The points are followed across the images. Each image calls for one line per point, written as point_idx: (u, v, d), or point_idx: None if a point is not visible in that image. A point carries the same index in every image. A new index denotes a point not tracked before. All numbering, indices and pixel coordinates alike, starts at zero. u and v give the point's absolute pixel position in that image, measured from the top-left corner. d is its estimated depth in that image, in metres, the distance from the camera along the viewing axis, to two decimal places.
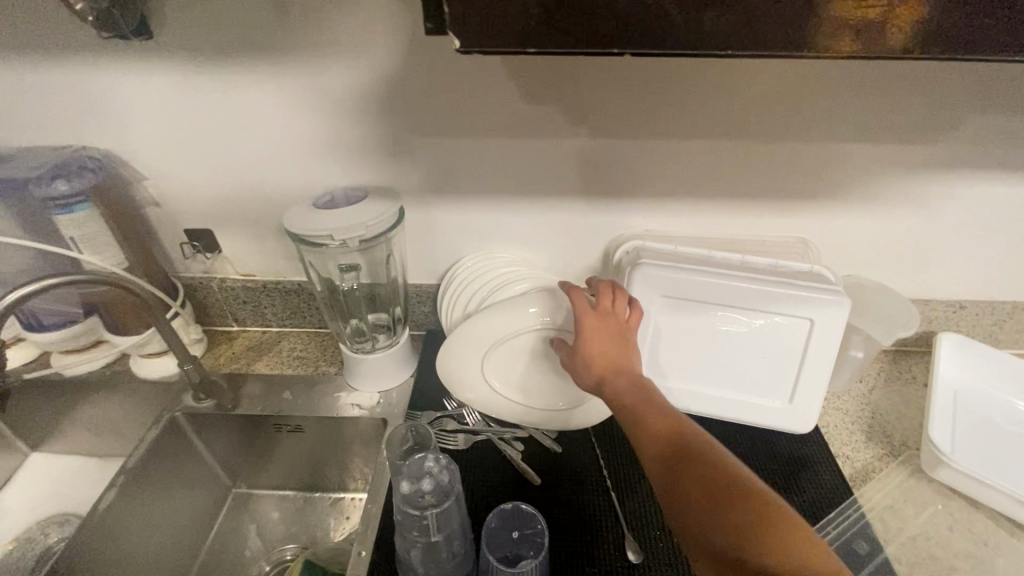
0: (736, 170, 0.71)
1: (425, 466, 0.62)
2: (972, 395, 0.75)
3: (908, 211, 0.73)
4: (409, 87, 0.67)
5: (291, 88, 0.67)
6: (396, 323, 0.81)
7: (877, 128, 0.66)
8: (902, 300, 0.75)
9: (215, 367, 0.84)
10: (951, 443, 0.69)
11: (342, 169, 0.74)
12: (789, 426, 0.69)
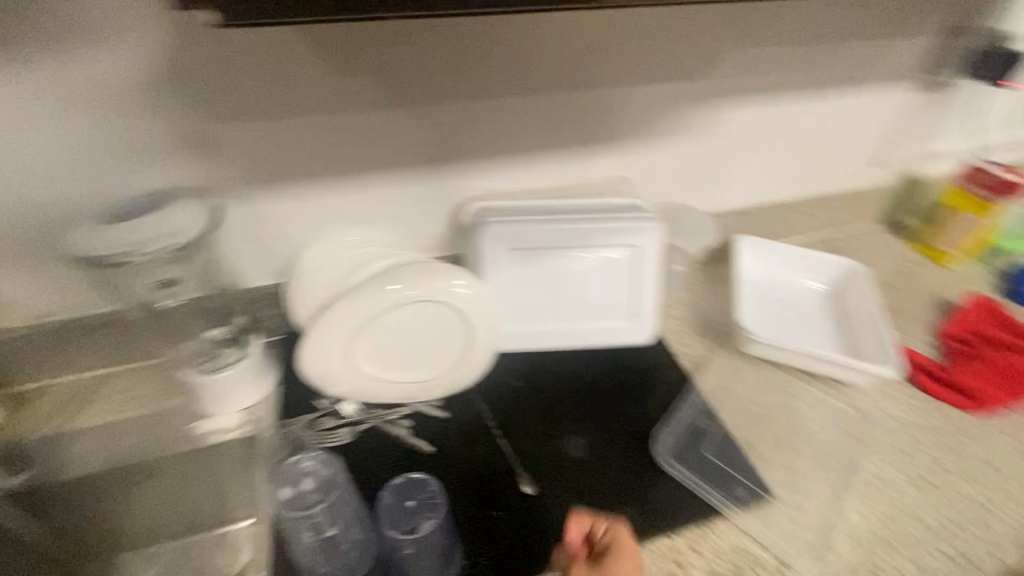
0: (556, 121, 0.76)
1: (302, 466, 0.60)
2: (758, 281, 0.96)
3: (695, 140, 0.86)
4: (199, 67, 0.58)
5: (38, 81, 0.54)
6: (243, 333, 0.72)
7: (663, 70, 0.76)
8: (696, 216, 0.90)
9: (12, 438, 0.66)
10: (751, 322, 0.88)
11: (135, 172, 0.62)
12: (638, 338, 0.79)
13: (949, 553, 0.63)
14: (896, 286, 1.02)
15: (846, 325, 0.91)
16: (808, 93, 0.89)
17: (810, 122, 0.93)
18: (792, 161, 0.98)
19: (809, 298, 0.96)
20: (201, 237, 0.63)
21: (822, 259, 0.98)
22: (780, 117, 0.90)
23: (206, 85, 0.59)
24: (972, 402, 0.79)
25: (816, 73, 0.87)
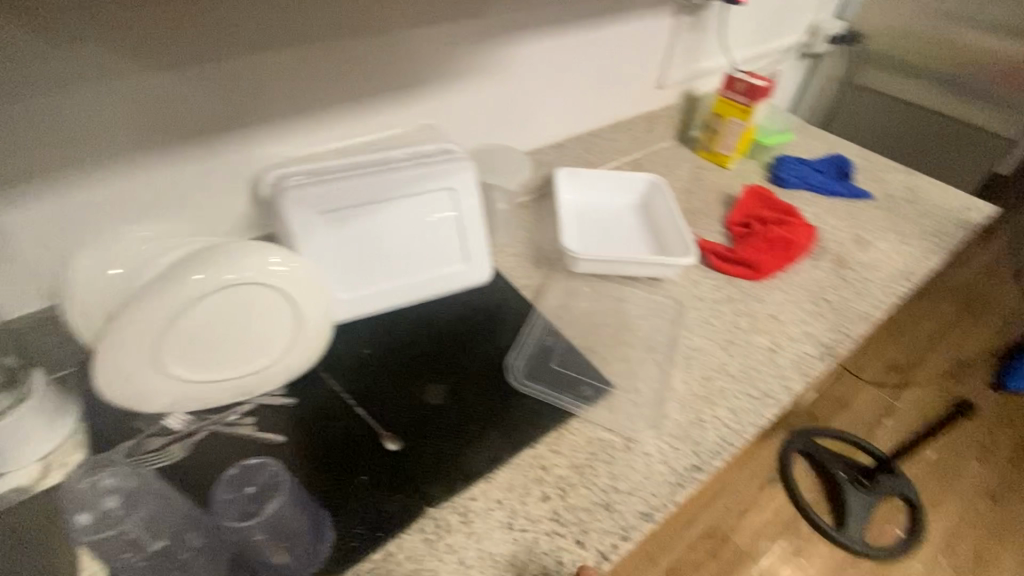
0: (342, 74, 0.75)
1: (102, 486, 0.50)
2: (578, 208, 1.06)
3: (490, 79, 0.90)
4: None
5: None
6: (15, 372, 0.60)
7: (441, 11, 0.77)
8: (514, 154, 0.92)
9: None
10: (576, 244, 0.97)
11: None
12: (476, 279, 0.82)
13: (751, 392, 0.77)
14: (693, 191, 1.18)
15: (655, 229, 1.04)
16: (585, 25, 0.96)
17: (593, 53, 1.01)
18: (586, 92, 1.06)
19: (624, 214, 1.08)
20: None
21: (629, 178, 1.10)
22: (565, 50, 0.96)
23: None
24: (754, 272, 0.95)
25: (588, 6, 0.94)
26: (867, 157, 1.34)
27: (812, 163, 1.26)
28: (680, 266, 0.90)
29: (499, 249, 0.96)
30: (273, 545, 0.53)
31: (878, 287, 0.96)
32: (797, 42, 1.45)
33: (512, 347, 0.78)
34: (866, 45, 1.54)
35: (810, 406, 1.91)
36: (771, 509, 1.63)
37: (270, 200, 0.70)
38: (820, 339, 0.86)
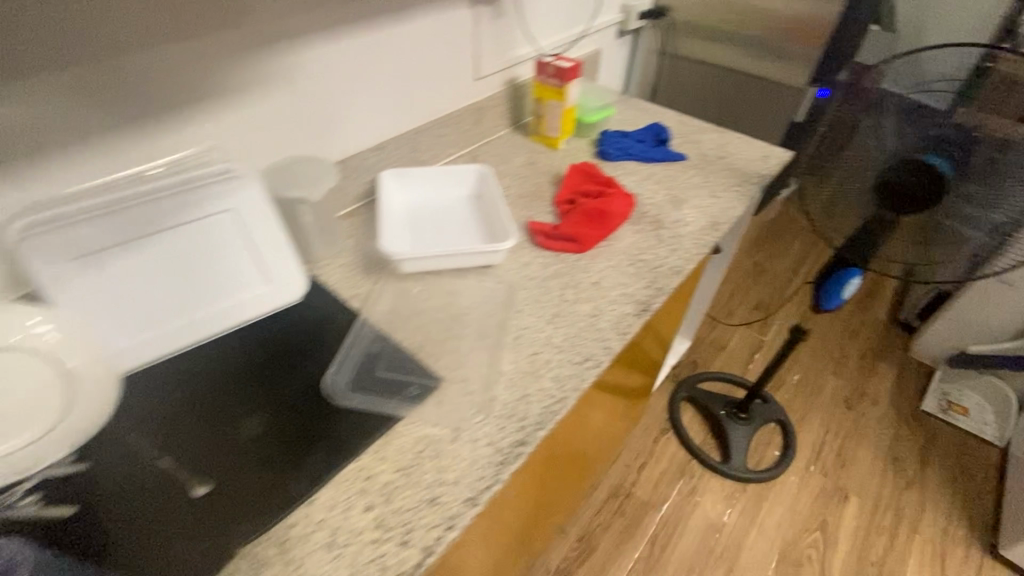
0: (92, 106, 0.71)
1: None
2: (406, 211, 1.06)
3: (280, 91, 0.88)
4: None
5: None
6: None
7: (196, 27, 0.75)
8: (319, 163, 0.90)
9: None
10: (402, 248, 0.98)
11: None
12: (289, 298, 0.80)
13: (574, 359, 0.81)
14: (525, 175, 1.22)
15: (483, 217, 1.07)
16: (374, 25, 0.96)
17: (391, 51, 1.01)
18: (397, 92, 1.06)
19: (453, 207, 1.10)
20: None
21: (455, 172, 1.13)
22: (358, 51, 0.96)
23: None
24: (577, 246, 1.00)
25: (370, 5, 0.93)
26: (683, 122, 1.46)
27: (633, 134, 1.35)
28: (502, 250, 0.93)
29: (325, 263, 0.93)
30: None
31: (688, 242, 1.06)
32: (609, 21, 1.54)
33: (332, 361, 0.76)
34: (673, 18, 1.67)
35: (690, 356, 2.06)
36: (667, 457, 1.75)
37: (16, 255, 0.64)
38: (637, 297, 0.92)
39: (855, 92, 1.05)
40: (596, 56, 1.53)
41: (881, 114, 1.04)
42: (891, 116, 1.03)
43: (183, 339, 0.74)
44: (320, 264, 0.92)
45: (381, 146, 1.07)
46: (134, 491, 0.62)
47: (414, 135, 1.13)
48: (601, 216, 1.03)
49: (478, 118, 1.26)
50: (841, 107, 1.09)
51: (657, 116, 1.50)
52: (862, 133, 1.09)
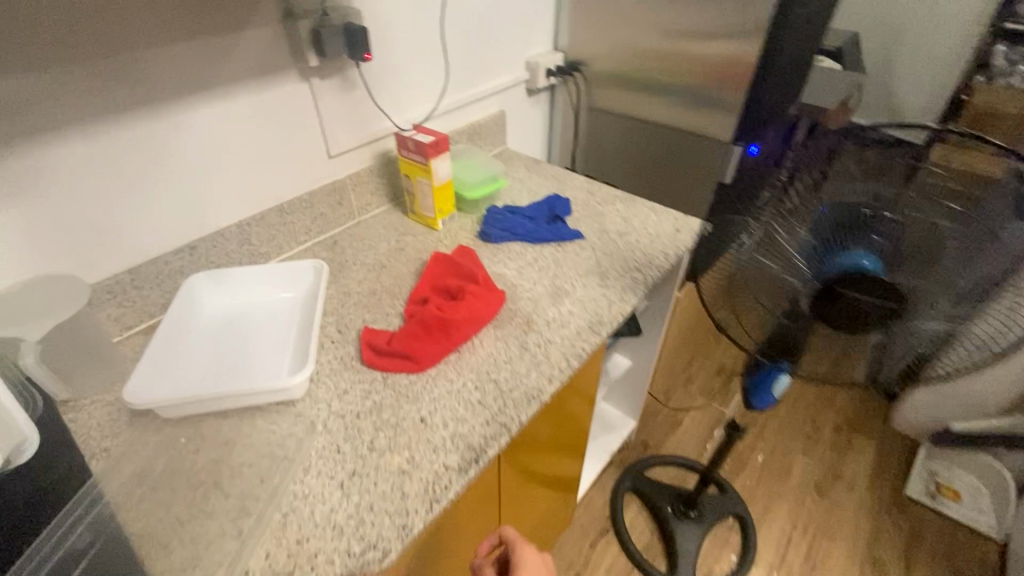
0: None
1: None
2: (212, 326, 0.89)
3: (15, 198, 0.71)
4: None
5: None
6: None
7: None
8: (74, 283, 0.76)
9: None
10: (182, 378, 0.78)
11: None
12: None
13: (350, 547, 0.60)
14: (387, 264, 1.04)
15: (304, 324, 0.88)
16: (141, 114, 0.79)
17: (179, 142, 0.84)
18: (196, 186, 0.89)
19: (277, 312, 0.92)
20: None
21: (285, 267, 0.96)
22: (121, 146, 0.78)
23: None
24: (414, 364, 0.80)
25: (131, 92, 0.76)
26: (591, 191, 1.28)
27: (524, 210, 1.18)
28: (302, 380, 0.75)
29: (83, 404, 0.75)
30: None
31: (557, 353, 0.84)
32: (509, 79, 1.39)
33: (8, 569, 0.51)
34: (589, 71, 1.52)
35: (641, 435, 1.83)
36: (605, 566, 1.51)
37: None
38: (469, 439, 0.72)
39: (806, 186, 0.83)
40: (495, 118, 1.37)
41: (801, 213, 0.82)
42: (817, 220, 0.82)
43: None
44: (74, 406, 0.74)
45: (190, 248, 0.91)
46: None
47: (241, 229, 0.97)
48: (449, 326, 0.83)
49: (337, 201, 1.10)
50: (779, 189, 0.85)
51: (563, 183, 1.32)
52: (800, 219, 0.83)
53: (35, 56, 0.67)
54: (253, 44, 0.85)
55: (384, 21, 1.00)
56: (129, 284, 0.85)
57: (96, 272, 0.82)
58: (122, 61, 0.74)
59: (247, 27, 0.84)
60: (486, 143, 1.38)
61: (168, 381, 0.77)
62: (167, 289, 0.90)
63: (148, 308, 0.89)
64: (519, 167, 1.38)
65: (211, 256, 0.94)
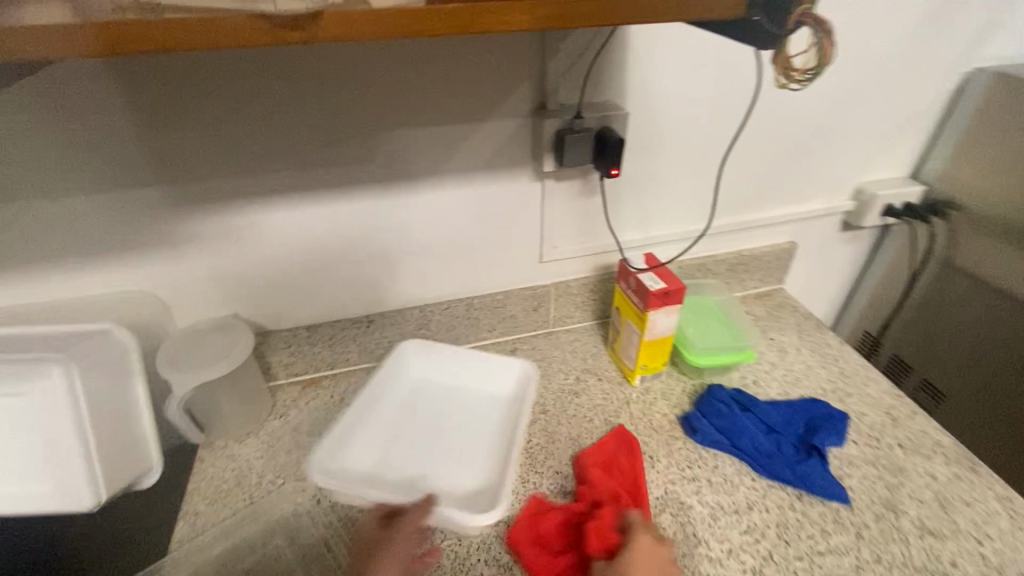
0: (35, 233, 0.66)
1: None
2: (423, 385, 0.84)
3: (230, 247, 0.74)
4: None
5: None
6: None
7: (121, 177, 0.65)
8: (243, 339, 0.73)
9: None
10: (379, 444, 0.75)
11: None
12: (66, 506, 0.60)
13: None
14: (551, 410, 0.83)
15: (503, 439, 0.76)
16: (360, 193, 0.74)
17: (389, 223, 0.78)
18: (393, 265, 0.83)
19: (476, 403, 0.81)
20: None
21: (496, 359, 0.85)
22: (336, 219, 0.76)
23: None
24: None
25: (357, 170, 0.72)
26: (895, 414, 0.81)
27: (763, 404, 0.80)
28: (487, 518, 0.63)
29: (216, 447, 0.77)
30: None
31: None
32: (822, 206, 1.00)
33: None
34: (965, 217, 1.00)
35: None
36: None
37: None
38: None
39: None
40: (779, 251, 1.00)
41: None
42: None
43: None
44: (207, 448, 0.76)
45: (368, 321, 0.87)
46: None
47: (422, 314, 0.88)
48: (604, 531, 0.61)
49: (533, 308, 0.92)
50: None
51: (851, 379, 0.87)
52: None
53: (281, 127, 0.66)
54: (491, 137, 0.74)
55: (657, 125, 0.79)
56: (304, 339, 0.84)
57: (286, 320, 0.84)
58: (356, 140, 0.70)
59: (490, 117, 0.72)
60: (752, 279, 1.03)
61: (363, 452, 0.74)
62: (336, 351, 0.87)
63: (314, 364, 0.88)
64: (790, 326, 0.98)
65: (385, 334, 0.88)
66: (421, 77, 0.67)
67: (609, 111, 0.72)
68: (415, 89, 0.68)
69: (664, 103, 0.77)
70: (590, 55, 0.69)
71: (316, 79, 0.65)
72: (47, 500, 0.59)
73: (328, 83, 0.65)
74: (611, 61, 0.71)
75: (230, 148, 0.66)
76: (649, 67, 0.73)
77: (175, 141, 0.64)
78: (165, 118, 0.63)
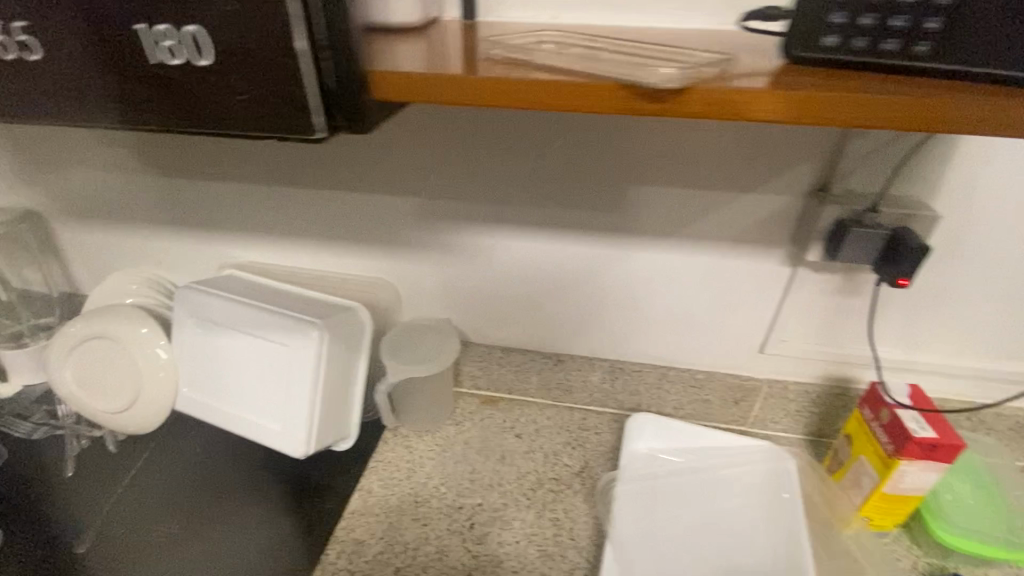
0: (336, 216, 0.80)
1: (20, 424, 0.83)
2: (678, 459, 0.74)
3: (467, 260, 0.80)
4: (35, 136, 0.80)
5: None
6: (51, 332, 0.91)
7: (403, 185, 0.75)
8: (450, 345, 0.78)
9: None
10: (635, 524, 0.67)
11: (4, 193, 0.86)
12: (291, 448, 0.71)
13: None
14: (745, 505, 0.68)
15: (782, 527, 0.65)
16: (592, 237, 0.74)
17: (611, 273, 0.77)
18: (596, 316, 0.81)
19: (743, 478, 0.72)
20: (11, 229, 0.87)
21: (743, 444, 0.76)
22: (560, 256, 0.77)
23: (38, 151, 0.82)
24: None
25: (599, 219, 0.72)
26: None
27: None
28: None
29: (399, 434, 0.83)
30: None
31: None
32: None
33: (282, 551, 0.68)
34: None
35: None
36: None
37: (195, 303, 0.75)
38: None
39: None
40: None
41: None
42: None
43: (228, 425, 0.74)
44: (392, 432, 0.83)
45: (557, 360, 0.86)
46: (91, 514, 0.71)
47: (612, 368, 0.84)
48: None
49: (734, 399, 0.82)
50: None
51: None
52: None
53: (543, 167, 0.70)
54: (751, 211, 0.67)
55: (965, 236, 0.64)
56: (497, 359, 0.87)
57: (487, 338, 0.88)
58: (610, 190, 0.70)
59: (758, 190, 0.65)
60: None
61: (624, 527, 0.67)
62: (520, 378, 0.88)
63: (495, 384, 0.89)
64: None
65: (570, 379, 0.86)
66: (694, 140, 0.64)
67: (911, 211, 0.60)
68: (684, 151, 0.65)
69: (986, 213, 0.62)
70: (907, 143, 0.58)
71: (590, 127, 0.65)
72: (281, 440, 0.71)
73: (603, 131, 0.65)
74: (928, 156, 0.59)
75: (491, 176, 0.72)
76: (986, 169, 0.59)
77: (453, 164, 0.72)
78: (451, 142, 0.70)
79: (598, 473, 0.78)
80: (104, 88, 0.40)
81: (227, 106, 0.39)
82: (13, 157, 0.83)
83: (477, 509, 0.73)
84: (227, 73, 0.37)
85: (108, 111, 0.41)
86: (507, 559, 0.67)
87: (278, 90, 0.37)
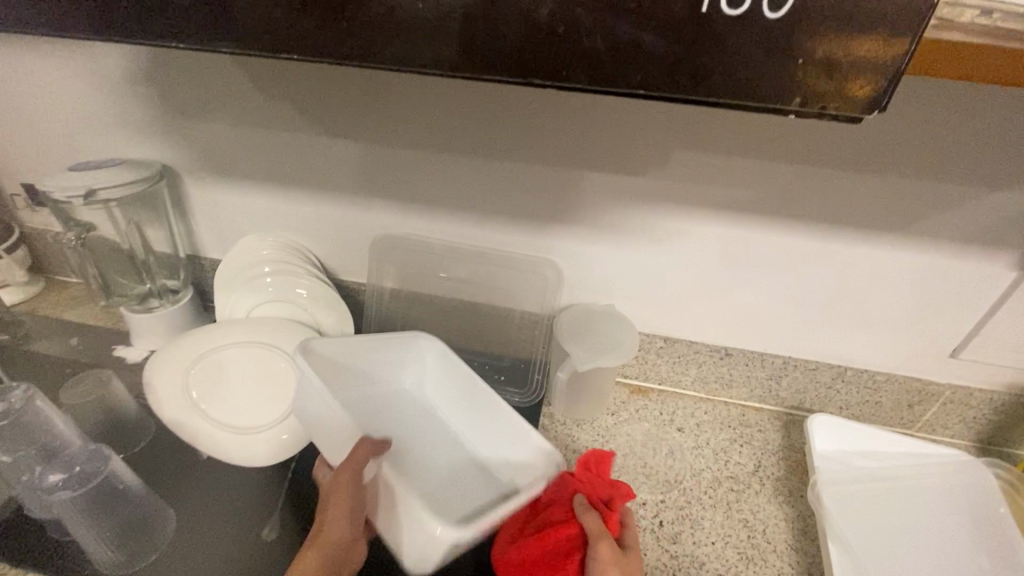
0: (507, 189, 0.72)
1: None
2: (871, 459, 0.72)
3: (649, 245, 0.73)
4: (179, 81, 0.72)
5: (81, 76, 0.73)
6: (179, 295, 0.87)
7: (596, 159, 0.67)
8: (629, 332, 0.75)
9: (33, 310, 0.91)
10: (849, 530, 0.66)
11: (135, 142, 0.79)
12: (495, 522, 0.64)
13: None
14: (943, 511, 0.68)
15: (989, 536, 0.66)
16: (806, 227, 0.68)
17: (812, 268, 0.71)
18: (778, 311, 0.76)
19: (937, 482, 0.71)
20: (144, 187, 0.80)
21: (930, 452, 0.73)
22: (758, 247, 0.70)
23: (178, 97, 0.73)
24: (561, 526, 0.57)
25: (819, 208, 0.66)
26: None
27: None
28: None
29: (558, 419, 0.80)
30: (86, 478, 0.64)
31: None
32: None
33: None
34: None
35: None
36: None
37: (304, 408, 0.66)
38: None
39: None
40: None
41: None
42: None
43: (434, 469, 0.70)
44: (550, 418, 0.80)
45: (724, 353, 0.80)
46: (266, 493, 0.69)
47: (782, 365, 0.80)
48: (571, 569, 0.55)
49: (909, 403, 0.79)
50: None
51: None
52: None
53: (772, 150, 0.62)
54: (997, 211, 0.62)
55: None
56: (657, 350, 0.82)
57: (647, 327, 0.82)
58: (846, 175, 0.62)
59: (1014, 189, 0.60)
60: None
61: (842, 531, 0.65)
62: (679, 368, 0.83)
63: (647, 373, 0.84)
64: None
65: (733, 373, 0.82)
66: (966, 127, 0.57)
67: None
68: (949, 139, 0.58)
69: None
70: None
71: None
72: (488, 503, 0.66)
73: None
74: None
75: (707, 155, 0.64)
76: None
77: (666, 139, 0.64)
78: (672, 115, 0.62)
79: (773, 473, 0.75)
80: (540, 38, 0.30)
81: (760, 71, 0.29)
82: (151, 105, 0.75)
83: (659, 506, 0.70)
84: (799, 27, 0.27)
85: (575, 54, 0.30)
86: (708, 561, 0.65)
87: (851, 63, 0.28)
